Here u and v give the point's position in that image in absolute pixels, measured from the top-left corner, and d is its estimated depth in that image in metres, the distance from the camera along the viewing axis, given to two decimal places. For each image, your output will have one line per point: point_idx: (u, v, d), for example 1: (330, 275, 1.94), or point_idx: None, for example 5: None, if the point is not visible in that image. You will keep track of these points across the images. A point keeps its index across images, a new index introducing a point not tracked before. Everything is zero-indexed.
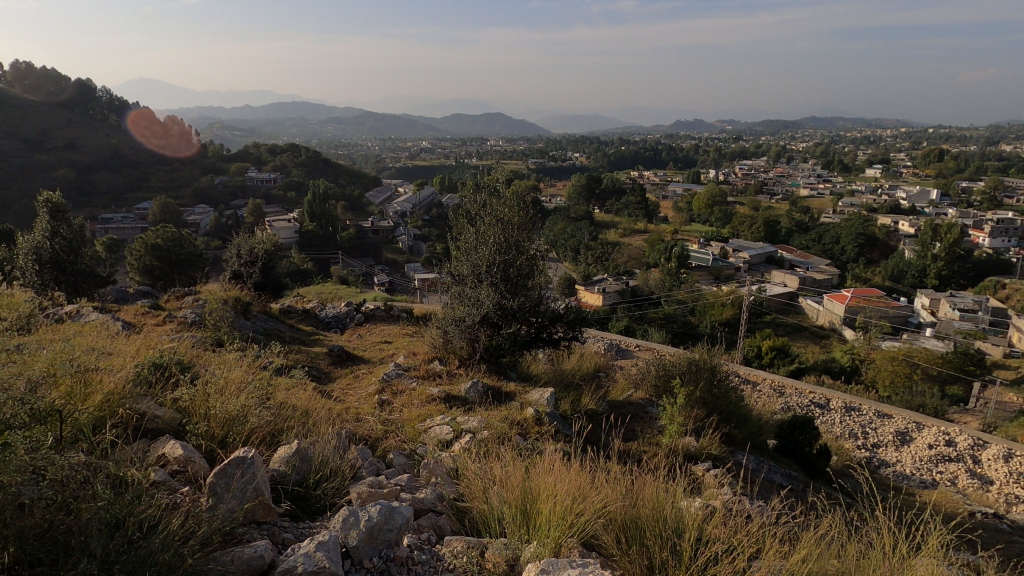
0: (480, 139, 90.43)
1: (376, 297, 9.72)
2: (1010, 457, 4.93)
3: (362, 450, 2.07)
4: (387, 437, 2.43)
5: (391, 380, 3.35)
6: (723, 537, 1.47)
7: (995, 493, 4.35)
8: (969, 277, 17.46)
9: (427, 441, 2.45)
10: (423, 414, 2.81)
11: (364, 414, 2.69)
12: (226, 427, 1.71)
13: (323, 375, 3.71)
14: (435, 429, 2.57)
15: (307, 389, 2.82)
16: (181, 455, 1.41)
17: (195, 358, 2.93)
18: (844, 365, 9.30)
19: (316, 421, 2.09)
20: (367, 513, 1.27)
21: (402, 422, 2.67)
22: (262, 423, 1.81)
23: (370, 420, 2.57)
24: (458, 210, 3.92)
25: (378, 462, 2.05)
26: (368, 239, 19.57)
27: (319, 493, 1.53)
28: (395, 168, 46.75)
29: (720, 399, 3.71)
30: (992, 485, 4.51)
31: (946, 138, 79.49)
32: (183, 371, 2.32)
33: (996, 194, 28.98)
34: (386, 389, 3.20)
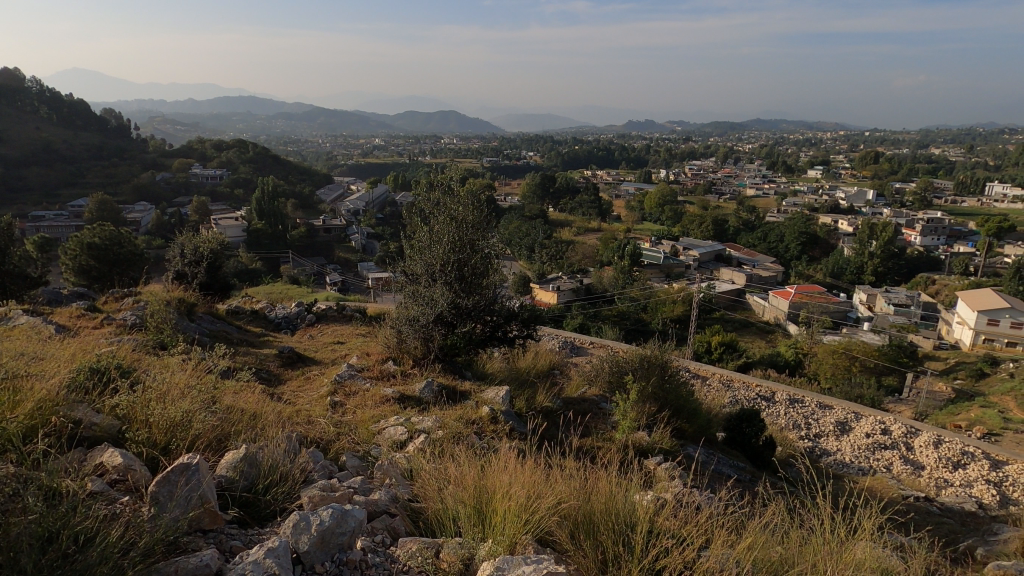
0: (434, 138, 89.05)
1: (329, 297, 9.55)
2: (940, 443, 5.23)
3: (314, 453, 2.04)
4: (339, 438, 2.41)
5: (344, 381, 3.31)
6: (673, 528, 1.53)
7: (925, 478, 4.61)
8: (902, 274, 18.40)
9: (382, 443, 2.43)
10: (377, 415, 2.79)
11: (315, 417, 2.65)
12: (169, 433, 1.66)
13: (273, 378, 3.63)
14: (389, 431, 2.55)
15: (256, 393, 2.76)
16: (121, 464, 1.36)
17: (136, 362, 2.83)
18: (788, 359, 9.67)
19: (265, 426, 2.06)
20: (318, 516, 1.25)
21: (355, 424, 2.65)
22: (207, 428, 1.77)
23: (321, 422, 2.54)
24: (412, 209, 3.89)
25: (331, 464, 2.03)
26: (320, 238, 19.20)
27: (268, 498, 1.50)
28: (345, 166, 45.81)
29: (672, 394, 3.82)
30: (923, 470, 4.78)
31: (882, 141, 83.30)
32: (123, 375, 2.24)
33: (926, 194, 30.63)
34: (338, 390, 3.16)
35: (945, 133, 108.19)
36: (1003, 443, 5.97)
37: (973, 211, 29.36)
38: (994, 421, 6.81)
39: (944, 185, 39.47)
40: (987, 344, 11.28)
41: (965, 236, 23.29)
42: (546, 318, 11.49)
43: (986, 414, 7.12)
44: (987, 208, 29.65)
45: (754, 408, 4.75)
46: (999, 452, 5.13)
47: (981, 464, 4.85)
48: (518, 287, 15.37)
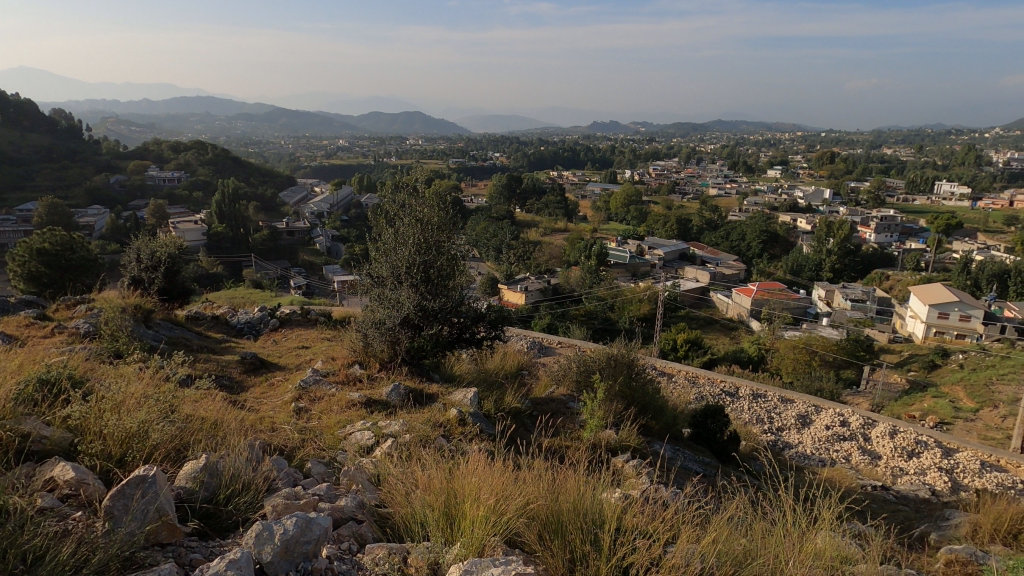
0: (399, 139, 88.50)
1: (293, 301, 9.37)
2: (895, 433, 5.42)
3: (277, 461, 2.00)
4: (304, 445, 2.37)
5: (309, 387, 3.25)
6: (641, 525, 1.55)
7: (883, 467, 4.77)
8: (858, 270, 19.03)
9: (348, 448, 2.41)
10: (343, 420, 2.75)
11: (279, 424, 2.60)
12: (125, 444, 1.60)
13: (235, 385, 3.55)
14: (356, 435, 2.52)
15: (218, 401, 2.70)
16: (72, 478, 1.31)
17: (89, 372, 2.73)
18: (751, 355, 9.89)
19: (227, 434, 2.01)
20: (282, 526, 1.23)
21: (321, 430, 2.61)
22: (165, 438, 1.71)
23: (285, 429, 2.50)
24: (377, 211, 3.85)
25: (295, 471, 1.99)
26: (283, 241, 18.88)
27: (230, 508, 1.46)
28: (308, 167, 45.03)
29: (638, 391, 3.87)
30: (880, 460, 4.95)
31: (838, 142, 85.99)
32: (75, 386, 2.16)
33: (879, 194, 31.70)
34: (303, 396, 3.11)
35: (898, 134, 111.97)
36: (953, 431, 6.23)
37: (924, 209, 30.48)
38: (946, 410, 7.09)
39: (896, 183, 40.90)
40: (938, 336, 11.73)
41: (917, 232, 24.16)
42: (514, 319, 11.49)
43: (938, 405, 7.41)
44: (936, 206, 30.84)
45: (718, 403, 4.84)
46: (950, 440, 5.34)
47: (934, 452, 5.03)
48: (486, 288, 15.35)
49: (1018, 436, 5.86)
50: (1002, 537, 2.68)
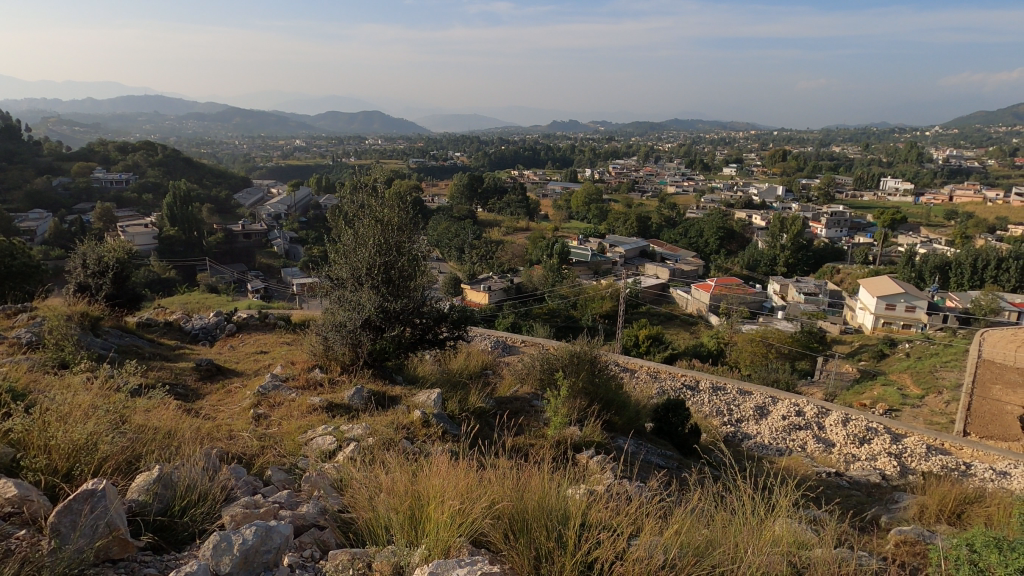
0: (358, 139, 87.70)
1: (250, 305, 9.13)
2: (847, 421, 5.62)
3: (236, 469, 1.95)
4: (264, 452, 2.31)
5: (267, 393, 3.17)
6: (606, 519, 1.57)
7: (836, 454, 4.93)
8: (810, 265, 19.64)
9: (310, 454, 2.37)
10: (304, 425, 2.70)
11: (237, 431, 2.54)
12: (72, 458, 1.53)
13: (190, 393, 3.44)
14: (318, 440, 2.48)
15: (172, 409, 2.61)
16: (15, 495, 1.24)
17: (32, 384, 2.60)
18: (710, 349, 10.11)
19: (182, 444, 1.94)
20: (241, 536, 1.21)
21: (281, 436, 2.56)
22: (116, 450, 1.64)
23: (244, 436, 2.43)
24: (335, 212, 3.77)
25: (255, 480, 1.94)
26: (239, 244, 18.43)
27: (186, 521, 1.41)
28: (263, 168, 44.02)
29: (601, 388, 3.92)
30: (834, 447, 5.12)
31: (789, 140, 88.21)
32: (16, 399, 2.05)
33: (829, 190, 32.78)
34: (262, 402, 3.04)
35: (845, 133, 116.50)
36: (901, 417, 6.50)
37: (870, 204, 31.72)
38: (894, 398, 7.40)
39: (845, 180, 42.33)
40: (886, 326, 12.20)
41: (865, 227, 25.10)
42: (478, 319, 11.47)
43: (887, 392, 7.72)
44: (882, 203, 32.12)
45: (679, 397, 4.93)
46: (898, 426, 5.56)
47: (884, 438, 5.24)
48: (449, 288, 15.28)
49: (961, 419, 6.15)
50: (947, 517, 2.82)
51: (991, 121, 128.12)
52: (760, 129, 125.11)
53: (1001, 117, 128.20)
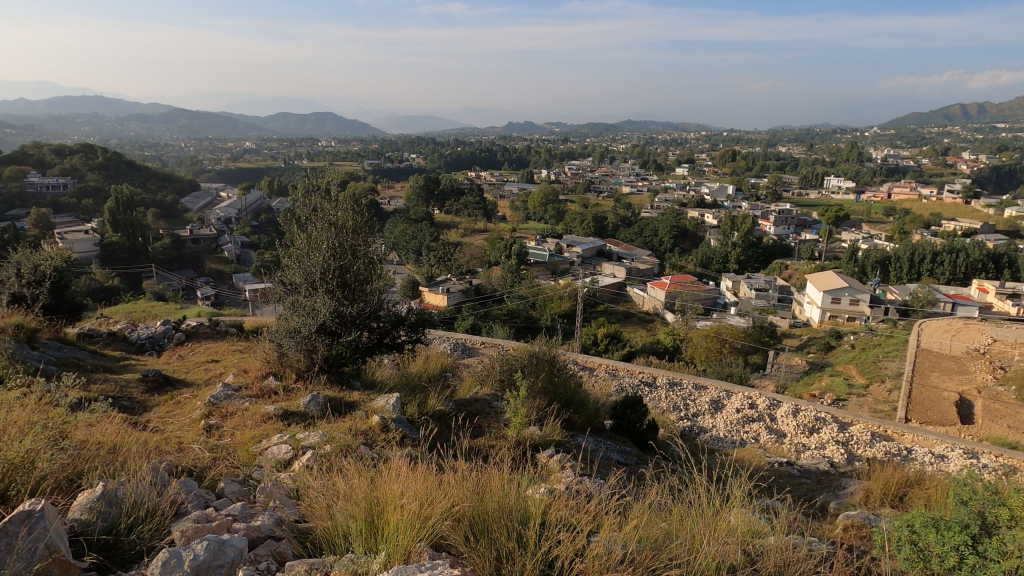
0: (310, 141, 85.92)
1: (199, 313, 8.82)
2: (797, 411, 5.83)
3: (186, 483, 1.91)
4: (215, 465, 2.26)
5: (219, 403, 3.10)
6: (564, 518, 1.60)
7: (787, 444, 5.12)
8: (760, 261, 20.26)
9: (264, 464, 2.33)
10: (258, 435, 2.65)
11: (188, 444, 2.48)
12: (7, 478, 1.46)
13: (136, 405, 3.33)
14: (273, 450, 2.44)
15: (116, 423, 2.52)
16: None
17: None
18: (667, 346, 10.35)
19: (127, 459, 1.89)
20: (192, 551, 1.20)
21: (234, 447, 2.50)
22: (54, 468, 1.58)
23: (194, 448, 2.38)
24: (288, 216, 3.70)
25: (207, 492, 1.91)
26: (187, 250, 17.92)
27: (133, 538, 1.38)
28: (212, 170, 42.74)
29: (559, 387, 3.97)
30: (785, 438, 5.31)
31: (737, 140, 90.37)
32: None
33: (776, 189, 33.87)
34: (214, 413, 2.97)
35: (790, 133, 120.97)
36: (848, 406, 6.80)
37: (815, 203, 32.94)
38: (841, 388, 7.73)
39: (791, 179, 43.80)
40: (832, 319, 12.70)
41: (811, 224, 26.06)
42: (437, 321, 11.41)
43: (834, 383, 8.05)
44: (826, 200, 33.42)
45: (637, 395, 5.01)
46: (844, 415, 5.81)
47: (831, 427, 5.47)
48: (406, 291, 15.15)
49: (902, 407, 6.47)
50: (889, 500, 2.98)
51: (926, 122, 128.12)
52: (709, 129, 128.39)
53: (934, 121, 128.18)
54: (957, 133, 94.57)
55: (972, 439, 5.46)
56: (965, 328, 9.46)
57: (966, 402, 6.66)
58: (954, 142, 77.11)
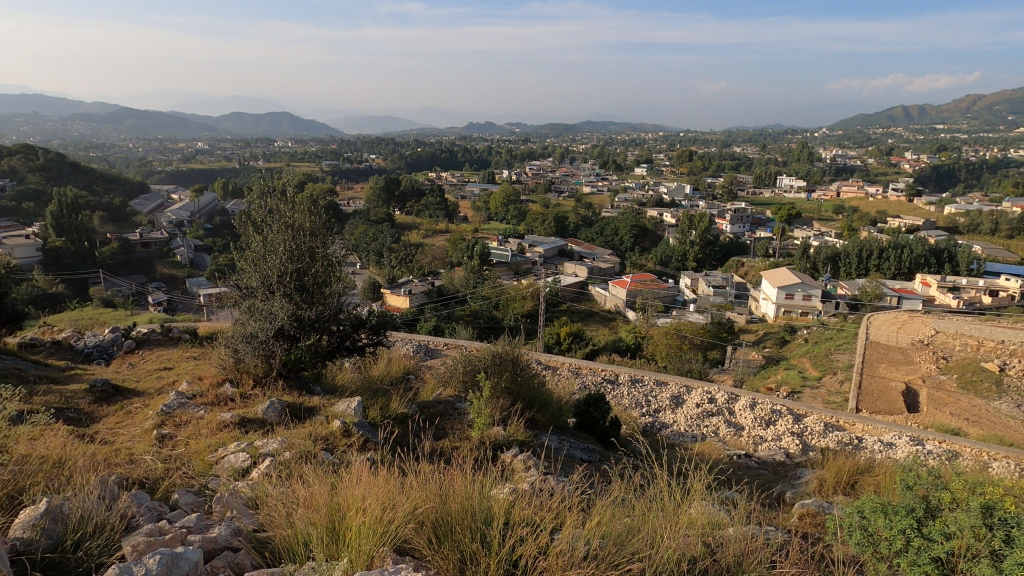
0: (266, 142, 84.02)
1: (151, 320, 8.52)
2: (753, 404, 6.00)
3: (137, 496, 1.85)
4: (168, 475, 2.19)
5: (172, 412, 2.99)
6: (528, 517, 1.61)
7: (745, 437, 5.25)
8: (717, 259, 20.74)
9: (221, 473, 2.27)
10: (214, 444, 2.58)
11: (139, 454, 2.40)
12: None
13: (83, 417, 3.20)
14: (229, 458, 2.38)
15: (61, 435, 2.42)
16: None
17: None
18: (628, 343, 10.51)
19: (73, 472, 1.82)
20: (144, 566, 1.16)
21: (188, 457, 2.43)
22: None
23: (145, 459, 2.30)
24: (244, 218, 3.62)
25: (160, 505, 1.85)
26: (137, 254, 17.28)
27: (81, 555, 1.32)
28: (161, 171, 41.26)
29: (523, 387, 3.99)
30: (743, 430, 5.44)
31: (692, 141, 91.75)
32: None
33: (732, 189, 34.70)
34: (167, 422, 2.86)
35: (744, 133, 124.27)
36: (802, 399, 7.04)
37: (768, 202, 33.92)
38: (795, 380, 8.00)
39: (746, 178, 44.93)
40: (786, 315, 13.09)
41: (765, 222, 26.81)
42: (400, 323, 11.32)
43: (789, 376, 8.32)
44: (779, 199, 34.41)
45: (600, 392, 5.06)
46: (799, 407, 5.99)
47: (787, 419, 5.64)
48: (367, 293, 14.97)
49: (853, 397, 6.72)
50: (842, 488, 3.09)
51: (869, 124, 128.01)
52: (665, 129, 128.10)
53: (878, 121, 128.09)
54: (899, 133, 99.07)
55: (918, 426, 5.71)
56: (910, 321, 9.87)
57: (912, 392, 6.97)
58: (897, 142, 80.47)
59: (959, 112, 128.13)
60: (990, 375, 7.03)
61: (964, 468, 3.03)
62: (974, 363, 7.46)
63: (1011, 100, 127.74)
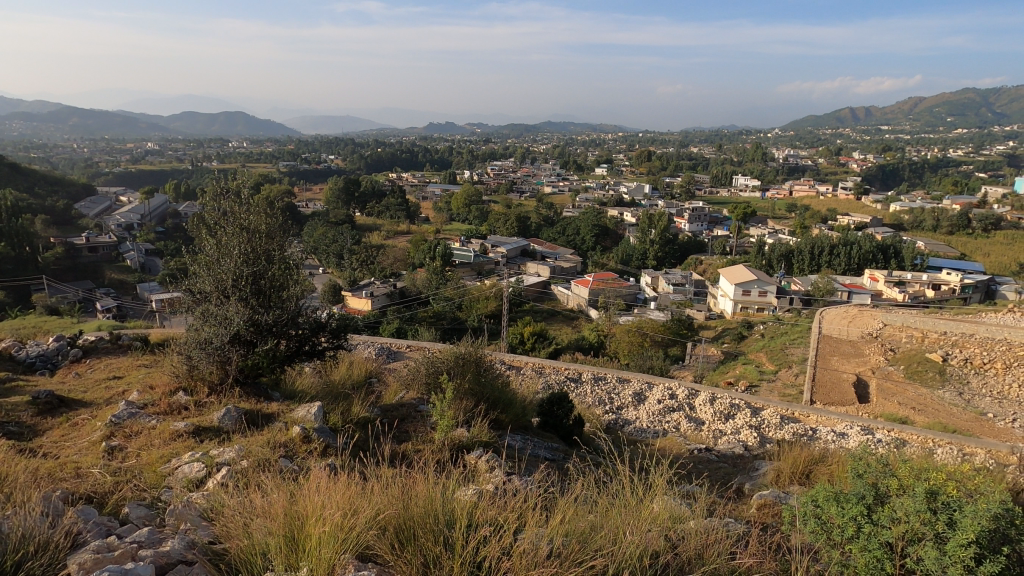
0: (220, 142, 81.81)
1: (99, 327, 8.18)
2: (713, 399, 6.10)
3: (84, 512, 1.74)
4: (117, 489, 2.08)
5: (122, 422, 2.83)
6: (491, 519, 1.58)
7: (705, 431, 5.34)
8: (677, 257, 21.10)
9: (175, 485, 2.16)
10: (167, 453, 2.46)
11: (86, 468, 2.27)
12: None
13: (25, 430, 3.01)
14: (183, 469, 2.26)
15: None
16: None
17: None
18: (591, 341, 10.59)
19: (14, 490, 1.71)
20: None
21: (140, 468, 2.31)
22: None
23: (94, 472, 2.18)
24: (196, 220, 3.47)
25: (109, 520, 1.75)
26: (83, 259, 16.56)
27: None
28: (108, 172, 39.73)
29: (486, 387, 3.95)
30: (703, 425, 5.52)
31: (650, 141, 92.84)
32: None
33: (689, 188, 35.34)
34: (116, 433, 2.72)
35: (701, 134, 126.39)
36: (761, 392, 7.21)
37: (725, 201, 34.57)
38: (753, 374, 8.20)
39: (703, 177, 45.85)
40: (743, 311, 13.40)
41: (722, 221, 27.37)
42: (361, 326, 11.15)
43: (747, 370, 8.52)
44: (735, 198, 35.28)
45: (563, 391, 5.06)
46: (757, 400, 6.12)
47: (745, 413, 5.75)
48: (328, 296, 14.65)
49: (808, 390, 6.91)
50: (797, 478, 3.16)
51: (820, 125, 127.92)
52: (625, 129, 128.12)
53: (827, 122, 128.16)
54: (847, 134, 102.63)
55: (869, 416, 5.90)
56: (860, 314, 10.21)
57: (863, 383, 7.20)
58: (845, 142, 82.82)
59: (903, 114, 128.13)
60: (934, 365, 7.32)
61: (913, 455, 3.13)
62: (920, 354, 7.75)
63: (951, 104, 127.99)
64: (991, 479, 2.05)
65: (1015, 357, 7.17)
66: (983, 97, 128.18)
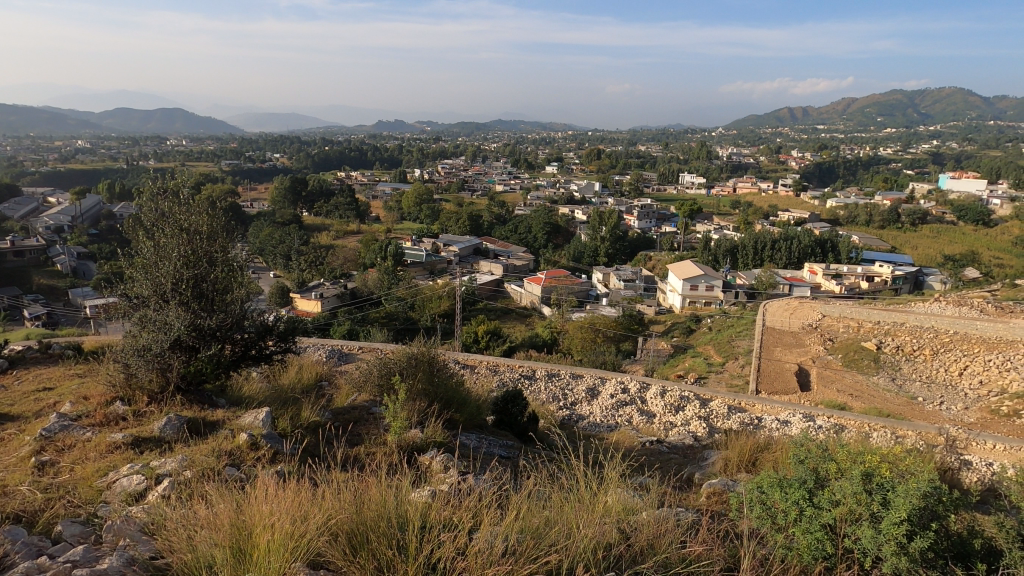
0: (156, 140, 78.37)
1: (28, 335, 7.73)
2: (664, 391, 6.22)
3: (13, 533, 1.63)
4: (50, 507, 1.96)
5: (53, 435, 2.66)
6: (445, 518, 1.56)
7: (656, 423, 5.44)
8: (627, 254, 21.44)
9: (113, 499, 2.05)
10: (104, 467, 2.33)
11: (12, 486, 2.13)
12: None
13: None
14: (122, 482, 2.14)
15: None
16: None
17: None
18: (545, 338, 10.66)
19: None
20: None
21: (73, 483, 2.18)
22: None
23: (22, 490, 2.05)
24: (131, 220, 3.30)
25: (40, 540, 1.64)
26: (8, 264, 15.60)
27: None
28: (34, 172, 37.51)
29: (439, 387, 3.90)
30: (655, 417, 5.63)
31: (598, 141, 93.52)
32: None
33: (638, 186, 35.96)
34: (47, 447, 2.56)
35: (648, 133, 128.04)
36: (709, 383, 7.41)
37: (672, 198, 35.24)
38: (701, 367, 8.42)
39: (651, 176, 46.62)
40: (691, 305, 13.75)
41: (670, 219, 27.92)
42: (311, 329, 10.91)
43: (696, 363, 8.74)
44: (682, 196, 36.11)
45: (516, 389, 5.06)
46: (705, 392, 6.28)
47: (694, 404, 5.89)
48: (275, 297, 14.26)
49: (753, 380, 7.13)
50: (744, 466, 3.26)
51: (760, 124, 127.91)
52: (574, 129, 128.13)
53: (766, 121, 128.07)
54: (786, 134, 105.87)
55: (810, 404, 6.14)
56: (800, 307, 10.62)
57: (805, 372, 7.49)
58: (784, 142, 85.01)
59: (837, 114, 128.26)
60: (869, 353, 7.68)
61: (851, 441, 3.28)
62: (856, 343, 8.11)
63: (881, 104, 128.11)
64: (915, 459, 2.16)
65: (941, 344, 7.60)
66: (910, 98, 128.26)
